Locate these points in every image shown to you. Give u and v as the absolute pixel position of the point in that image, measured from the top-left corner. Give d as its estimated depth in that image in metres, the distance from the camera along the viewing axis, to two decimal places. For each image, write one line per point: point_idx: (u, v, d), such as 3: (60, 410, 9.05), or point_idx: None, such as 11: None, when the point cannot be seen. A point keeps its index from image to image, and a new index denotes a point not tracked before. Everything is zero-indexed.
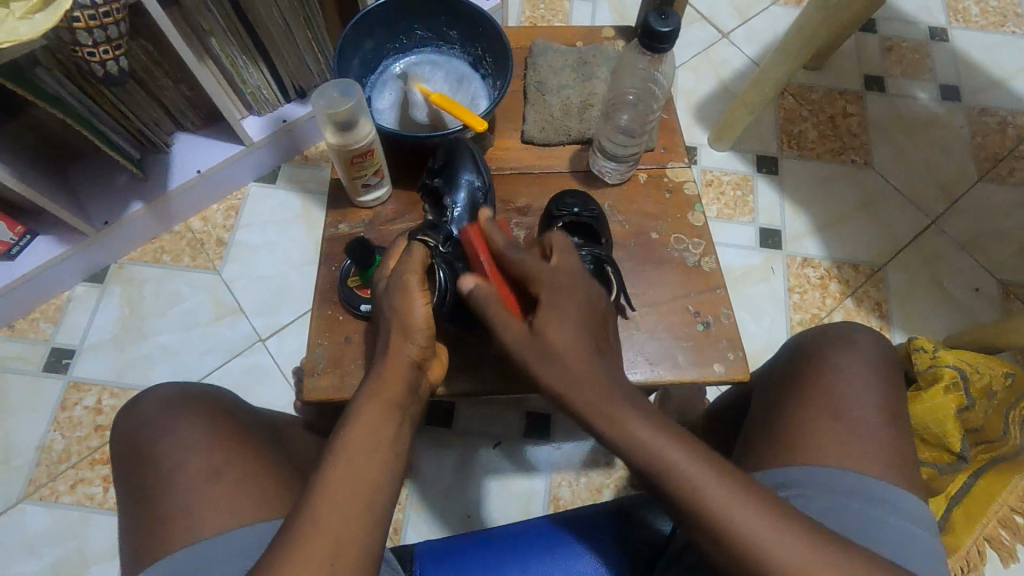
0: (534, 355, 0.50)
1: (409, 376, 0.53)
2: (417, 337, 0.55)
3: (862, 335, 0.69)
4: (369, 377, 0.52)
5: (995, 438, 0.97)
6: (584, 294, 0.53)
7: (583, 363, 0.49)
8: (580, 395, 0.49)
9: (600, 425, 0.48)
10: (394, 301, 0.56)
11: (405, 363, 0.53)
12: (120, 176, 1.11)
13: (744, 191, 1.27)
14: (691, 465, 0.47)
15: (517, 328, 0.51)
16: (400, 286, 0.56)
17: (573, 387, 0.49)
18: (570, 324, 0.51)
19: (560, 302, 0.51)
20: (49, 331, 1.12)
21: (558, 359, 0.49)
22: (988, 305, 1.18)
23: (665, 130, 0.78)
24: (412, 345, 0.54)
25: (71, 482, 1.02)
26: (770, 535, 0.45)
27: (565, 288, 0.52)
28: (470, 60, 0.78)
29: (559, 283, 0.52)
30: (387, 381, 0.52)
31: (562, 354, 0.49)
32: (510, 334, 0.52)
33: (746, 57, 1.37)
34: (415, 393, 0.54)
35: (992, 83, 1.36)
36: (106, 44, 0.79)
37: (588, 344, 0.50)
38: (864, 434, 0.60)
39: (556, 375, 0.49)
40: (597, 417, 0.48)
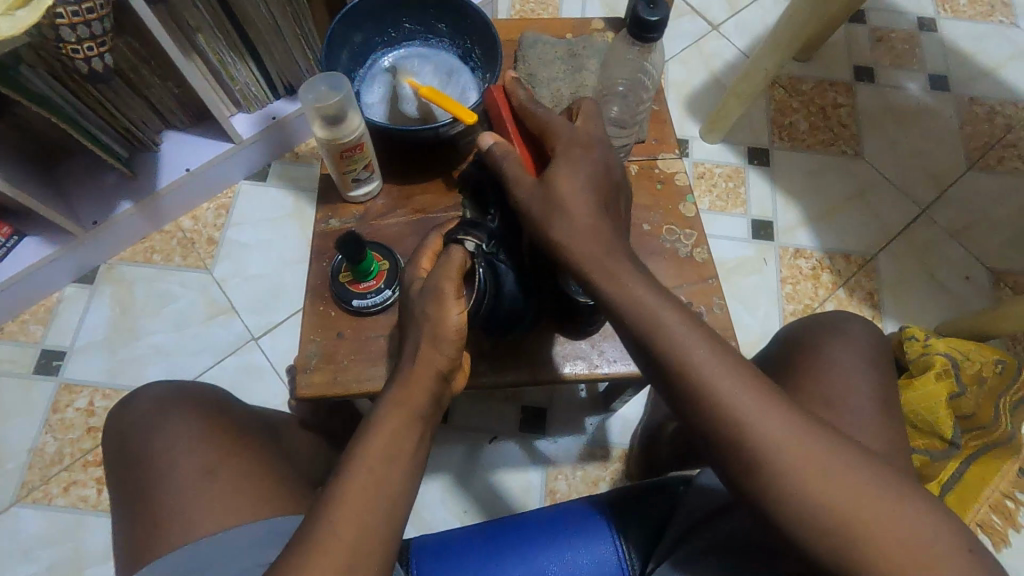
0: (546, 210, 0.56)
1: (433, 386, 0.52)
2: (447, 347, 0.52)
3: (854, 322, 0.69)
4: (393, 388, 0.51)
5: (987, 424, 0.97)
6: (598, 160, 0.57)
7: (591, 219, 0.54)
8: (587, 252, 0.54)
9: (599, 278, 0.53)
10: (426, 309, 0.53)
11: (432, 373, 0.52)
12: (109, 175, 1.10)
13: (736, 183, 1.27)
14: (716, 369, 0.48)
15: (530, 186, 0.57)
16: (435, 294, 0.53)
17: (578, 240, 0.54)
18: (580, 174, 0.56)
19: (573, 155, 0.57)
20: (39, 333, 1.11)
21: (568, 210, 0.55)
22: (978, 293, 1.19)
23: (656, 121, 0.78)
24: (442, 356, 0.52)
25: (65, 485, 1.02)
26: (791, 438, 0.46)
27: (580, 150, 0.57)
28: (459, 53, 0.78)
29: (575, 141, 0.58)
30: (412, 388, 0.51)
31: (570, 207, 0.55)
32: (522, 185, 0.58)
33: (736, 49, 1.37)
34: (439, 401, 0.53)
35: (980, 72, 1.37)
36: (91, 40, 0.78)
37: (594, 201, 0.55)
38: (857, 420, 0.60)
39: (567, 229, 0.54)
40: (599, 269, 0.53)
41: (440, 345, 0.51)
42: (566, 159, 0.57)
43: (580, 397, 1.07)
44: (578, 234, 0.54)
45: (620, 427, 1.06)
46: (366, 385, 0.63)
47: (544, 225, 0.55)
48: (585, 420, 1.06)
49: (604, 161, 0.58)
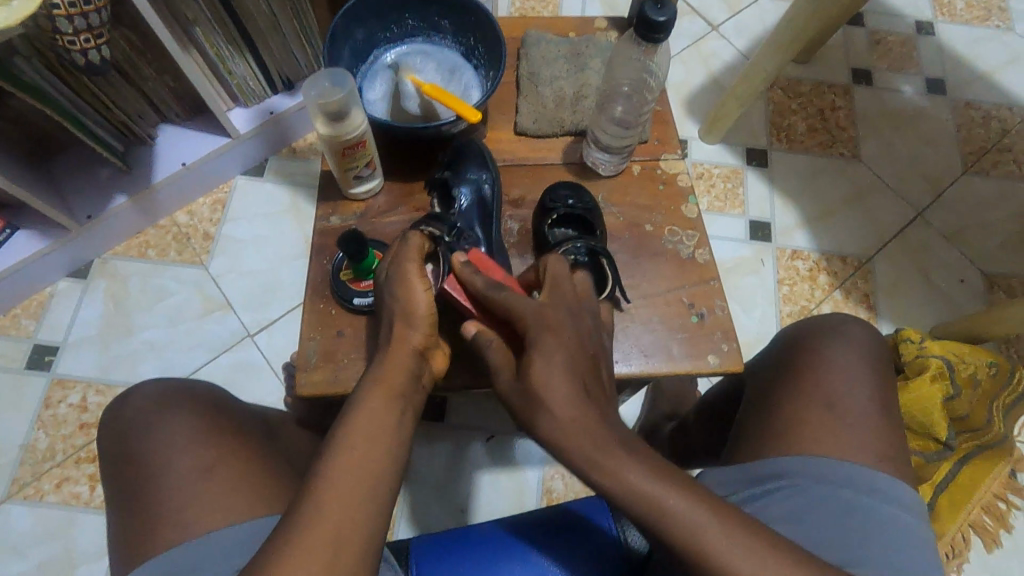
0: (526, 401, 0.50)
1: (410, 361, 0.53)
2: (420, 325, 0.56)
3: (853, 325, 0.69)
4: (371, 365, 0.53)
5: (980, 426, 0.98)
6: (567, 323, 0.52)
7: (574, 407, 0.48)
8: (577, 443, 0.47)
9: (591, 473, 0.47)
10: (393, 291, 0.56)
11: (409, 351, 0.54)
12: (103, 169, 1.09)
13: (734, 184, 1.27)
14: (685, 504, 0.45)
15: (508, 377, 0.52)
16: (401, 275, 0.56)
17: (563, 432, 0.48)
18: (558, 362, 0.50)
19: (545, 341, 0.50)
20: (31, 328, 1.10)
21: (548, 407, 0.48)
22: (973, 296, 1.20)
23: (658, 121, 0.77)
24: (416, 333, 0.55)
25: (57, 481, 1.01)
26: None
27: (549, 322, 0.51)
28: (462, 50, 0.77)
29: (546, 325, 0.51)
30: (391, 365, 0.52)
31: (554, 401, 0.48)
32: (501, 377, 0.52)
33: (736, 50, 1.37)
34: (419, 382, 0.54)
35: (976, 76, 1.38)
36: (88, 32, 0.77)
37: (576, 388, 0.49)
38: (856, 422, 0.60)
39: (552, 425, 0.48)
40: (591, 466, 0.47)
41: (412, 322, 0.55)
42: (538, 343, 0.50)
43: None
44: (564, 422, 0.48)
45: None
46: None
47: (528, 421, 0.50)
48: None
49: (577, 334, 0.52)
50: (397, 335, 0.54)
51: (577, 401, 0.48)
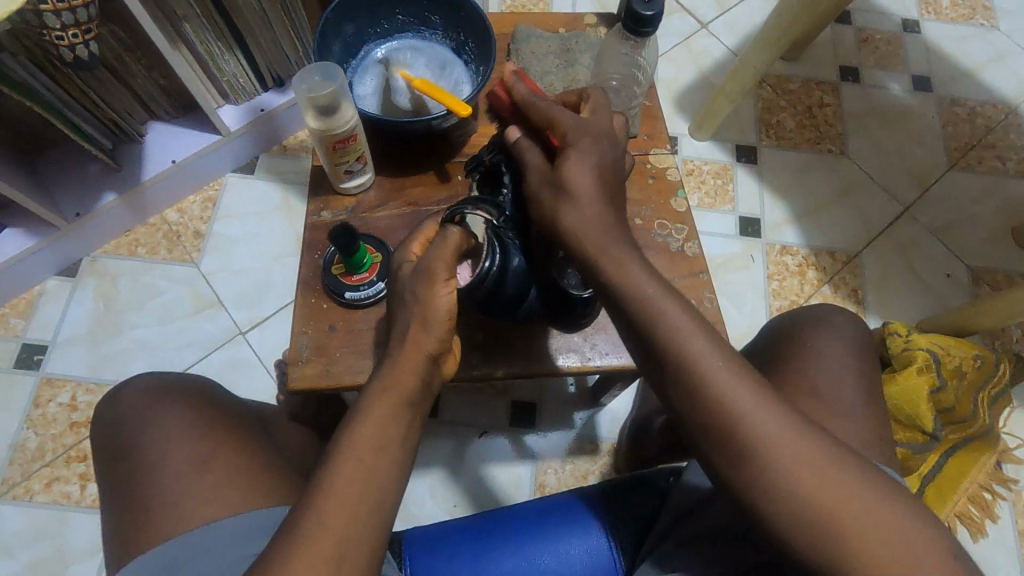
0: (557, 199, 0.53)
1: (423, 368, 0.51)
2: (437, 328, 0.52)
3: (840, 316, 0.70)
4: (382, 371, 0.50)
5: (966, 418, 1.00)
6: (606, 139, 0.55)
7: (601, 218, 0.52)
8: (596, 246, 0.51)
9: (608, 268, 0.51)
10: (414, 290, 0.53)
11: (420, 358, 0.51)
12: (92, 166, 1.08)
13: (724, 180, 1.28)
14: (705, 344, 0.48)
15: (537, 177, 0.55)
16: (426, 274, 0.53)
17: (586, 229, 0.52)
18: (590, 165, 0.53)
19: (581, 149, 0.54)
20: (19, 327, 1.09)
21: (577, 202, 0.52)
22: (958, 290, 1.22)
23: (648, 117, 0.78)
24: (432, 337, 0.52)
25: (47, 481, 1.00)
26: (784, 440, 0.45)
27: (584, 137, 0.55)
28: (452, 46, 0.77)
29: (584, 131, 0.55)
30: (401, 372, 0.50)
31: (581, 199, 0.52)
32: (533, 169, 0.56)
33: (725, 48, 1.38)
34: (427, 386, 0.52)
35: (961, 74, 1.40)
36: (76, 27, 0.77)
37: (602, 194, 0.53)
38: (844, 411, 0.61)
39: (576, 220, 0.52)
40: (610, 263, 0.51)
41: (427, 326, 0.52)
42: (575, 147, 0.54)
43: (568, 391, 1.08)
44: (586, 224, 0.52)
45: (609, 422, 1.06)
46: (358, 378, 0.63)
47: (552, 213, 0.53)
48: (574, 415, 1.06)
49: (614, 152, 0.55)
50: (411, 335, 0.51)
51: (603, 211, 0.52)
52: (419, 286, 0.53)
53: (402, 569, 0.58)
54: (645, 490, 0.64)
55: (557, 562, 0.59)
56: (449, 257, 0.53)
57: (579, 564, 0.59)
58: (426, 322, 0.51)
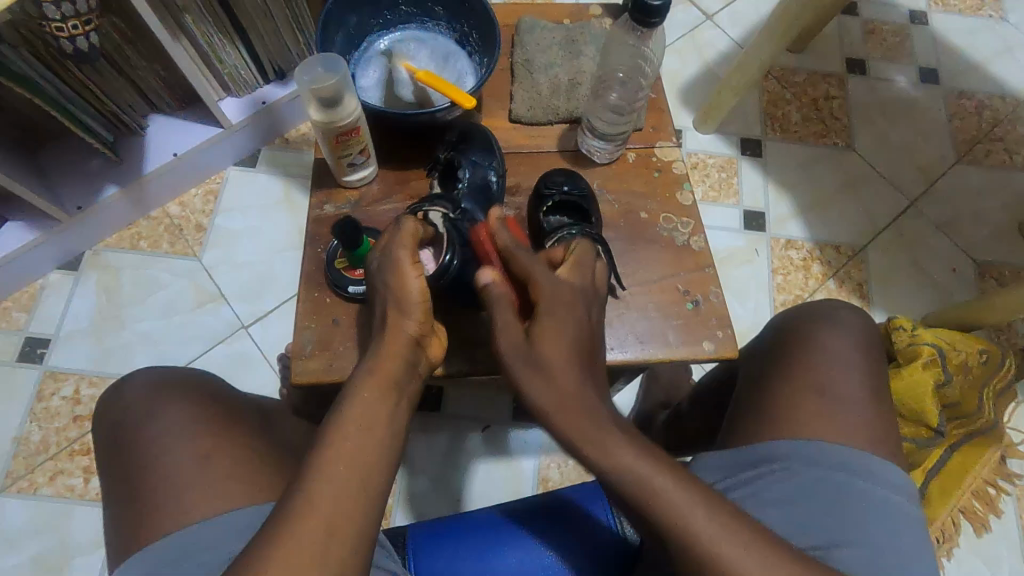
0: (525, 365, 0.51)
1: (406, 352, 0.53)
2: (415, 313, 0.54)
3: (845, 311, 0.70)
4: (366, 356, 0.52)
5: (970, 413, 1.00)
6: (580, 314, 0.54)
7: (575, 380, 0.50)
8: (568, 419, 0.49)
9: (580, 444, 0.48)
10: (387, 278, 0.55)
11: (403, 343, 0.53)
12: (94, 159, 1.07)
13: (728, 174, 1.27)
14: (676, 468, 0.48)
15: (508, 344, 0.52)
16: (393, 263, 0.55)
17: (562, 396, 0.49)
18: (567, 330, 0.52)
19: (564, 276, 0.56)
20: (22, 320, 1.09)
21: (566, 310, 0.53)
22: (964, 285, 1.21)
23: (653, 109, 0.77)
24: (410, 321, 0.54)
25: (51, 474, 1.00)
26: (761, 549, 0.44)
27: (562, 304, 0.53)
28: (456, 37, 0.77)
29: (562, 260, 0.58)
30: (385, 358, 0.52)
31: (550, 367, 0.50)
32: (502, 340, 0.52)
33: (730, 39, 1.37)
34: (415, 370, 0.53)
35: (969, 66, 1.38)
36: (76, 18, 0.77)
37: (576, 360, 0.51)
38: (850, 406, 0.61)
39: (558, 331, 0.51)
40: (584, 442, 0.48)
41: (405, 311, 0.53)
42: (549, 316, 0.52)
43: None
44: (560, 397, 0.49)
45: None
46: None
47: (525, 386, 0.51)
48: None
49: (587, 318, 0.54)
50: (391, 324, 0.53)
51: (575, 378, 0.50)
52: (388, 274, 0.55)
53: (405, 564, 0.58)
54: None
55: (559, 557, 0.59)
56: (410, 242, 0.56)
57: (584, 558, 0.59)
58: (402, 307, 0.53)
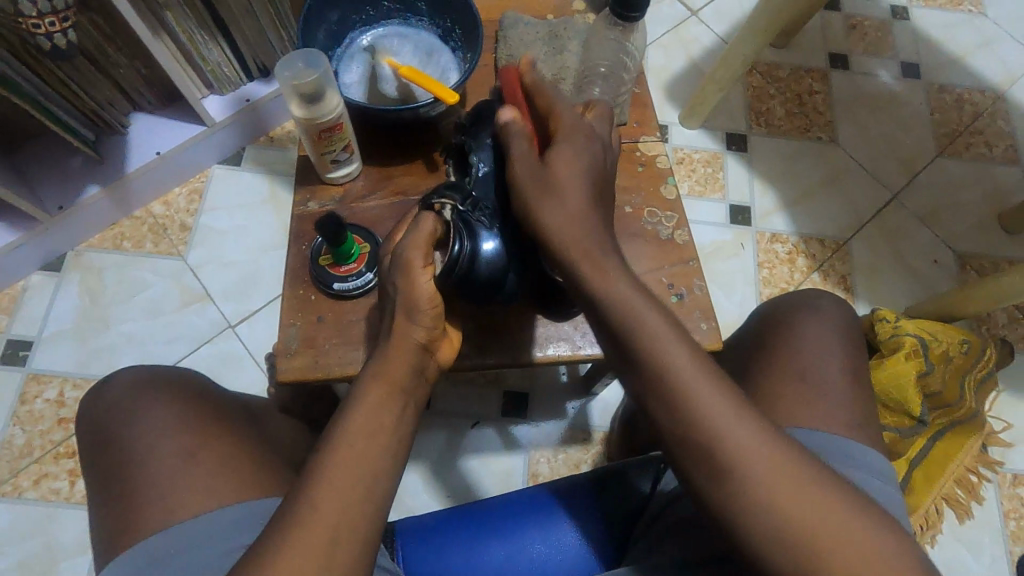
0: (537, 184, 0.53)
1: (414, 357, 0.52)
2: (424, 317, 0.53)
3: (827, 302, 0.70)
4: (373, 360, 0.51)
5: (952, 402, 1.01)
6: (596, 146, 0.56)
7: (584, 203, 0.53)
8: (573, 243, 0.51)
9: (588, 271, 0.51)
10: (395, 281, 0.53)
11: (409, 347, 0.52)
12: (74, 158, 1.06)
13: (714, 168, 1.28)
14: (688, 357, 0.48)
15: (523, 166, 0.54)
16: (403, 265, 0.53)
17: (570, 211, 0.52)
18: (578, 163, 0.54)
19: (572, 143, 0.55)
20: (3, 323, 1.07)
21: (564, 188, 0.53)
22: (945, 276, 1.23)
23: (637, 104, 0.78)
24: (418, 327, 0.52)
25: (36, 478, 0.99)
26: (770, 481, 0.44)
27: (581, 134, 0.56)
28: (439, 32, 0.76)
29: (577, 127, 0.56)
30: (390, 362, 0.51)
31: (565, 185, 0.52)
32: (518, 151, 0.54)
33: (715, 35, 1.38)
34: (420, 374, 0.53)
35: (949, 60, 1.40)
36: (53, 15, 0.76)
37: (589, 187, 0.53)
38: (832, 395, 0.61)
39: (559, 209, 0.52)
40: (588, 264, 0.51)
41: (414, 316, 0.52)
42: (567, 141, 0.55)
43: (561, 380, 1.08)
44: (568, 220, 0.52)
45: (601, 410, 1.07)
46: (347, 369, 0.63)
47: (534, 209, 0.53)
48: (567, 404, 1.07)
49: (602, 154, 0.57)
50: (397, 329, 0.52)
51: (587, 201, 0.53)
52: (397, 275, 0.53)
53: (394, 559, 0.58)
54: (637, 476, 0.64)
55: (550, 551, 0.59)
56: (424, 244, 0.53)
57: (571, 550, 0.60)
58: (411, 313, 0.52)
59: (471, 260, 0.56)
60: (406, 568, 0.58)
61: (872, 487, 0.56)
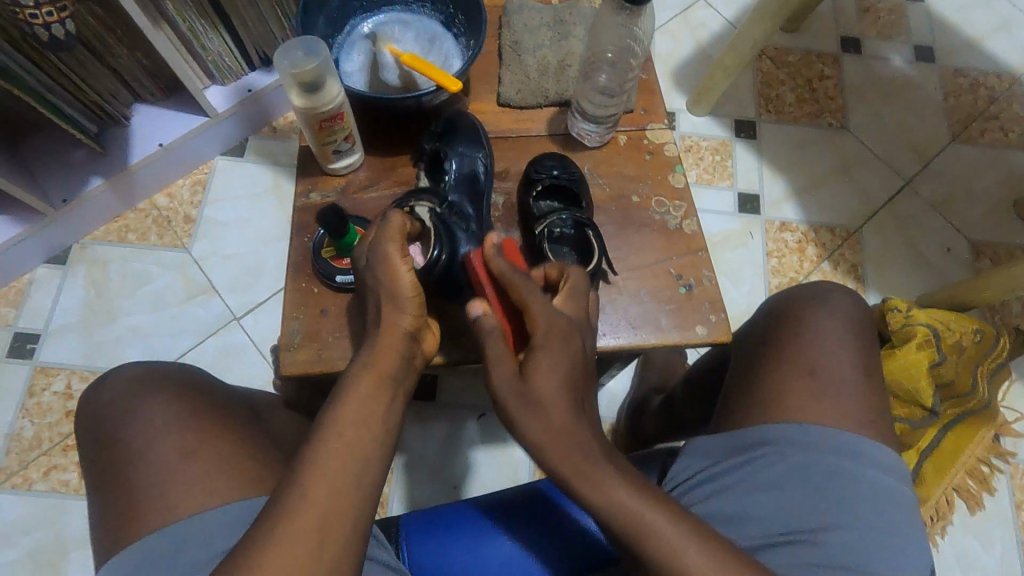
0: (515, 408, 0.47)
1: (402, 346, 0.51)
2: (408, 306, 0.53)
3: (838, 292, 0.69)
4: (362, 351, 0.50)
5: (964, 393, 1.00)
6: (575, 345, 0.51)
7: (568, 417, 0.47)
8: (558, 452, 0.46)
9: (577, 486, 0.46)
10: (376, 274, 0.53)
11: (398, 337, 0.52)
12: (77, 151, 1.05)
13: (723, 157, 1.26)
14: None
15: (504, 375, 0.49)
16: (383, 258, 0.53)
17: (556, 432, 0.46)
18: (560, 363, 0.49)
19: (551, 347, 0.49)
20: (10, 316, 1.08)
21: (541, 408, 0.47)
22: (958, 265, 1.21)
23: (644, 90, 0.76)
24: (405, 316, 0.52)
25: (45, 470, 1.00)
26: None
27: (557, 337, 0.50)
28: (441, 18, 0.75)
29: (554, 327, 0.50)
30: (379, 353, 0.50)
31: (547, 404, 0.47)
32: (501, 385, 0.49)
33: (724, 20, 1.35)
34: (410, 364, 0.52)
35: (966, 43, 1.37)
36: (49, 5, 0.75)
37: (570, 398, 0.48)
38: (843, 388, 0.60)
39: (538, 426, 0.47)
40: (577, 477, 0.46)
41: (399, 304, 0.52)
42: (544, 348, 0.49)
43: None
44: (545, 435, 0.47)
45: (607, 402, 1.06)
46: (351, 362, 0.62)
47: (510, 420, 0.48)
48: None
49: (582, 351, 0.52)
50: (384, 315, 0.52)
51: (574, 415, 0.47)
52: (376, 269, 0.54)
53: (398, 555, 0.58)
54: None
55: (553, 545, 0.59)
56: (397, 236, 0.54)
57: (577, 545, 0.59)
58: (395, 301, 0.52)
59: (449, 266, 0.58)
60: (410, 565, 0.58)
61: (873, 482, 0.56)
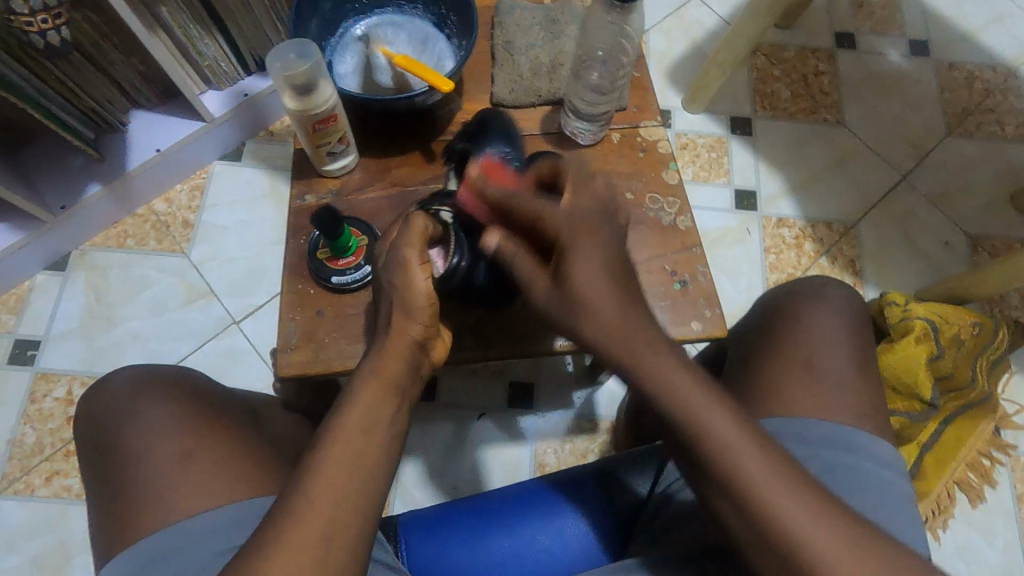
0: (568, 316, 0.49)
1: (410, 354, 0.51)
2: (421, 316, 0.53)
3: (833, 286, 0.69)
4: (369, 358, 0.50)
5: (963, 386, 1.00)
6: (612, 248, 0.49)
7: (622, 313, 0.48)
8: (621, 347, 0.47)
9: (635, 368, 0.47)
10: (392, 278, 0.53)
11: (404, 343, 0.51)
12: (75, 157, 1.06)
13: (719, 153, 1.26)
14: (688, 375, 0.47)
15: (546, 297, 0.50)
16: (401, 262, 0.53)
17: (607, 333, 0.48)
18: (598, 264, 0.48)
19: (581, 244, 0.48)
20: (10, 322, 1.08)
21: (590, 307, 0.47)
22: (956, 258, 1.21)
23: (637, 88, 0.76)
24: (417, 324, 0.52)
25: (47, 475, 1.00)
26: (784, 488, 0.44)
27: (588, 236, 0.48)
28: (433, 20, 0.75)
29: (580, 225, 0.48)
30: (387, 356, 0.50)
31: (596, 310, 0.47)
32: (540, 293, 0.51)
33: (718, 17, 1.35)
34: (416, 372, 0.52)
35: (960, 36, 1.37)
36: (45, 12, 0.76)
37: (617, 296, 0.48)
38: (839, 382, 0.60)
39: (593, 327, 0.48)
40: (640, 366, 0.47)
41: (411, 313, 0.52)
42: (572, 256, 0.48)
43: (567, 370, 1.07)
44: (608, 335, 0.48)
45: (607, 400, 1.06)
46: (348, 363, 0.62)
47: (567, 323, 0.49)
48: (574, 394, 1.06)
49: (615, 236, 0.49)
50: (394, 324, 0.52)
51: (621, 312, 0.47)
52: (389, 273, 0.53)
53: (398, 554, 0.58)
54: (639, 467, 0.64)
55: (553, 542, 0.59)
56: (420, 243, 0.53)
57: (575, 543, 0.59)
58: (408, 309, 0.51)
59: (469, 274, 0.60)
60: (410, 564, 0.58)
61: (869, 473, 0.56)
